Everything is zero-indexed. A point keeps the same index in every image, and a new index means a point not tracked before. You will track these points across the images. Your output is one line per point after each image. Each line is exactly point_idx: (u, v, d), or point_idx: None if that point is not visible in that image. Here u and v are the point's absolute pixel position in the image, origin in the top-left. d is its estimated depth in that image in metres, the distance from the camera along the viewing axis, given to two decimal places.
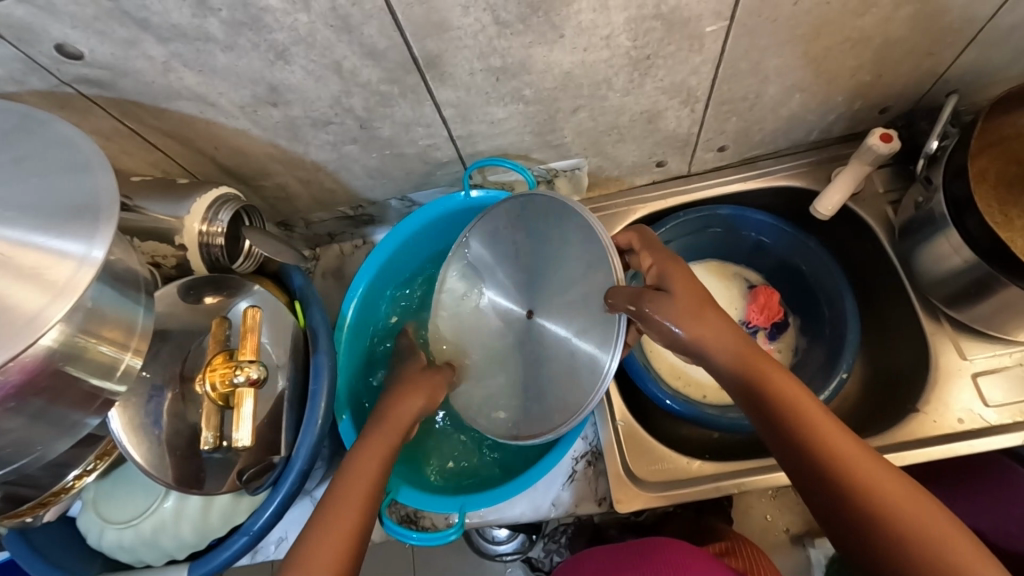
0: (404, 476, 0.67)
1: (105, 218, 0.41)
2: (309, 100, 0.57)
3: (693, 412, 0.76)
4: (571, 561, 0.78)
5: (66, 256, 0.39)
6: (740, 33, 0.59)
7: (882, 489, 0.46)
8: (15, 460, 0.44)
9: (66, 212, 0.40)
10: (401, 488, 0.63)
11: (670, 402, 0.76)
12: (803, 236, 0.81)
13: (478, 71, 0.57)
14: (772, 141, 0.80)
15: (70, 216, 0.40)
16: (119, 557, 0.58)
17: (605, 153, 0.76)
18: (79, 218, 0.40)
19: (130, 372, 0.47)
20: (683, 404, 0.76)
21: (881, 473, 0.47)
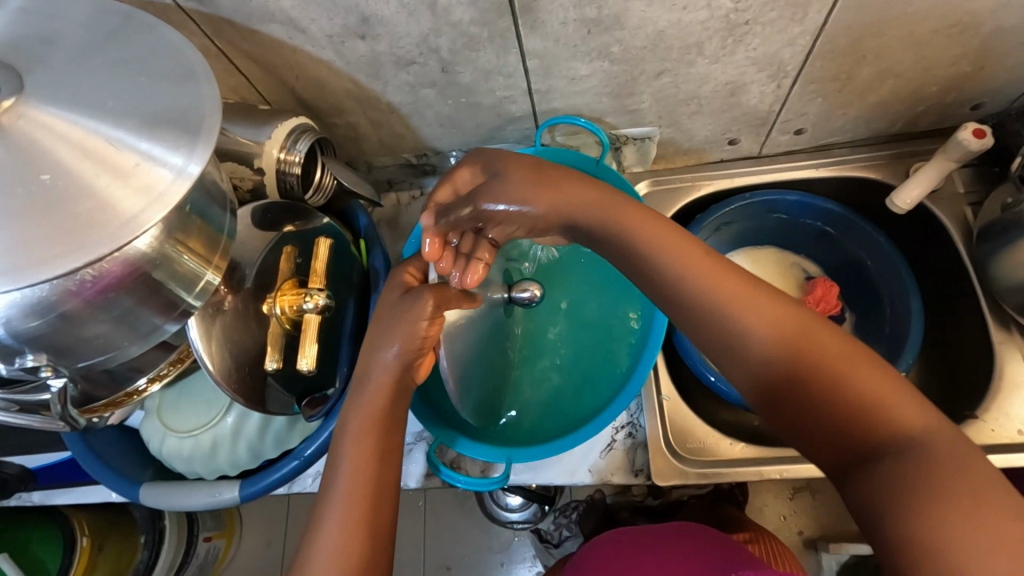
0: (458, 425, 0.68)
1: (206, 135, 0.41)
2: (397, 36, 0.56)
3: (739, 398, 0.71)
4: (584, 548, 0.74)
5: (169, 162, 0.40)
6: (850, 5, 0.56)
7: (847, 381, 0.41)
8: (94, 356, 0.44)
9: (171, 122, 0.40)
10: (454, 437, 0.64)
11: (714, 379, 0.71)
12: (872, 229, 0.78)
13: (570, 21, 0.56)
14: (852, 129, 0.77)
15: (175, 126, 0.40)
16: (171, 465, 0.60)
17: (679, 124, 0.74)
18: (182, 130, 0.40)
19: (208, 289, 0.48)
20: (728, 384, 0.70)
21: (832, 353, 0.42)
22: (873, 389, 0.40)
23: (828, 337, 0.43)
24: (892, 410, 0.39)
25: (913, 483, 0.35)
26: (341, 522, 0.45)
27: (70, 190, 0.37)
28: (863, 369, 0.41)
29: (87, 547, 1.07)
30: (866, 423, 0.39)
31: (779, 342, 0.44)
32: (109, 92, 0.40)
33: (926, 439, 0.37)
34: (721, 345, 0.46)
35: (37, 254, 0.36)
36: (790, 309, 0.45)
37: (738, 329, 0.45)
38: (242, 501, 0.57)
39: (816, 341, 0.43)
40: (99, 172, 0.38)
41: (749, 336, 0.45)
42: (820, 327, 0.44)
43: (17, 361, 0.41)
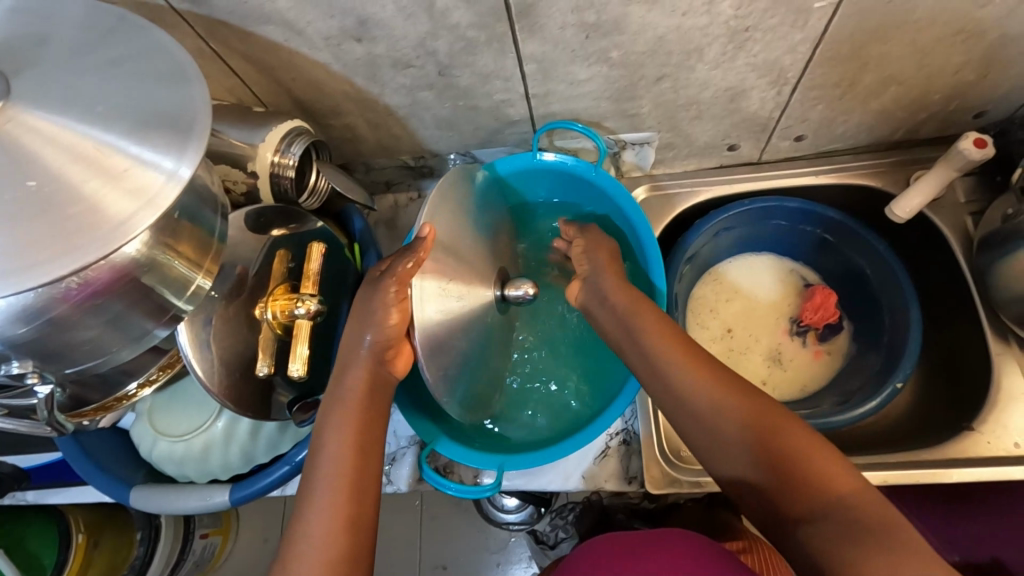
0: (445, 428, 0.67)
1: (197, 137, 0.40)
2: (394, 39, 0.56)
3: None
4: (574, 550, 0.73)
5: (160, 167, 0.39)
6: (852, 13, 0.56)
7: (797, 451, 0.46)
8: (84, 360, 0.44)
9: (162, 125, 0.40)
10: (439, 439, 0.64)
11: None
12: (871, 237, 0.78)
13: (569, 26, 0.55)
14: (853, 136, 0.77)
15: (166, 129, 0.40)
16: (163, 469, 0.59)
17: (678, 129, 0.74)
18: (172, 133, 0.40)
19: (200, 293, 0.48)
20: None
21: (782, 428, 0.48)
22: (816, 461, 0.46)
23: (773, 412, 0.49)
24: (831, 480, 0.44)
25: (855, 536, 0.41)
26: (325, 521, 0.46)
27: (58, 195, 0.37)
28: (807, 445, 0.47)
29: (81, 544, 1.07)
30: (809, 488, 0.45)
31: (734, 417, 0.50)
32: (98, 94, 0.40)
33: (859, 503, 0.43)
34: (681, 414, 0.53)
35: (23, 260, 0.35)
36: (741, 386, 0.52)
37: (707, 403, 0.51)
38: (233, 505, 0.57)
39: (764, 417, 0.49)
40: (88, 176, 0.38)
41: (708, 413, 0.51)
42: (767, 406, 0.50)
43: (4, 366, 0.41)
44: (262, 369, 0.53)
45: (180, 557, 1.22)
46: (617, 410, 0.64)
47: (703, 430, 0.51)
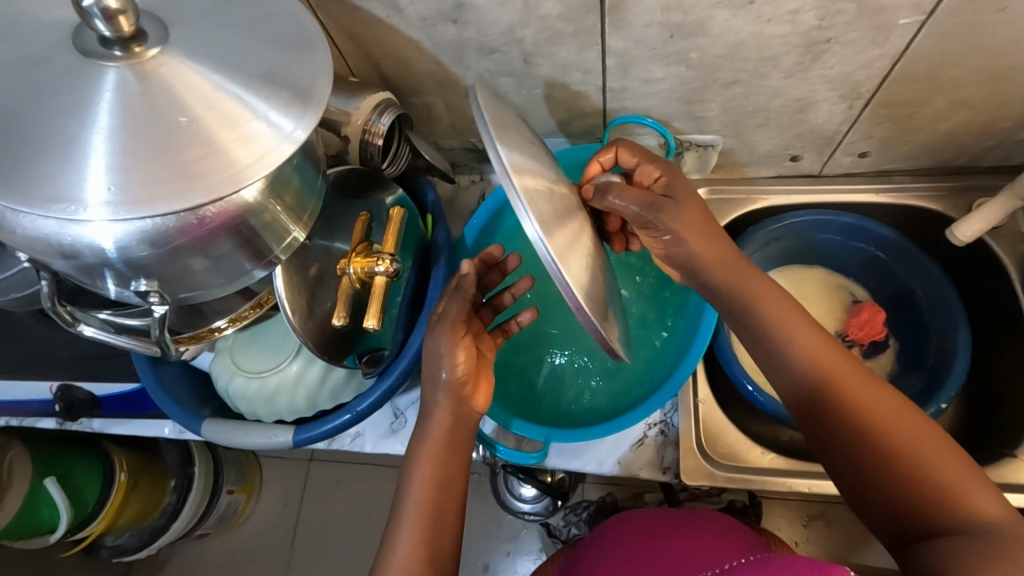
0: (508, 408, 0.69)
1: (318, 102, 0.44)
2: (486, 24, 0.59)
3: (776, 408, 0.71)
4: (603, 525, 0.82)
5: (281, 124, 0.43)
6: (933, 32, 0.57)
7: (924, 460, 0.45)
8: (189, 290, 0.48)
9: (289, 88, 0.44)
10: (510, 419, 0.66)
11: (752, 389, 0.72)
12: (925, 259, 0.78)
13: (654, 24, 0.58)
14: (917, 156, 0.78)
15: (291, 91, 0.44)
16: (234, 404, 0.64)
17: (743, 135, 0.76)
18: (296, 94, 0.44)
19: (293, 245, 0.52)
20: (766, 396, 0.72)
21: (909, 427, 0.47)
22: (954, 481, 0.44)
23: (920, 425, 0.47)
24: (957, 487, 0.44)
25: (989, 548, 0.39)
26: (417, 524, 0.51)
27: (195, 137, 0.41)
28: (934, 452, 0.46)
29: (123, 483, 1.12)
30: (932, 495, 0.44)
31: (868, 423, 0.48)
32: (237, 53, 0.44)
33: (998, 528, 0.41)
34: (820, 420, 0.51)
35: (159, 190, 0.39)
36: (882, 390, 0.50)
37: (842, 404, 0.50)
38: (293, 445, 0.61)
39: (910, 432, 0.47)
40: (221, 125, 0.41)
41: (844, 406, 0.49)
42: (916, 421, 0.47)
43: (132, 284, 0.45)
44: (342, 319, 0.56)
45: (206, 509, 1.29)
46: (656, 403, 0.66)
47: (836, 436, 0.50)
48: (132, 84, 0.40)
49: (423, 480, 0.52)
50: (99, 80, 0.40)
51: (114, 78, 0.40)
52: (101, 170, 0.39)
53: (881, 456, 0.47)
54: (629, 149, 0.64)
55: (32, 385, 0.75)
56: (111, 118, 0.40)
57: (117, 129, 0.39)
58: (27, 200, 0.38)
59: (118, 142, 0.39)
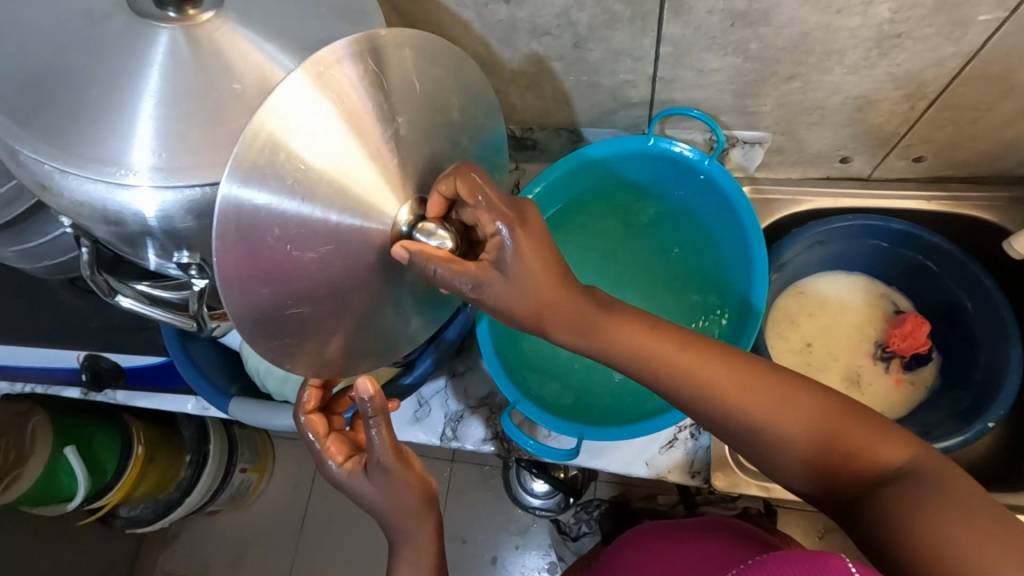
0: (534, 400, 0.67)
1: None
2: (541, 4, 0.57)
3: None
4: (624, 535, 0.80)
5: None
6: (1014, 30, 0.54)
7: (839, 431, 0.46)
8: (226, 266, 0.47)
9: None
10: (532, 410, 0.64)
11: None
12: (979, 271, 0.75)
13: (717, 11, 0.55)
14: (976, 163, 0.74)
15: None
16: (262, 384, 0.63)
17: (794, 133, 0.73)
18: None
19: None
20: None
21: (808, 406, 0.48)
22: (861, 438, 0.46)
23: (817, 399, 0.48)
24: (876, 448, 0.46)
25: (927, 502, 0.41)
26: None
27: (246, 107, 0.39)
28: (845, 420, 0.47)
29: (141, 455, 1.12)
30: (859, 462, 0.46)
31: (786, 426, 0.48)
32: (292, 24, 0.42)
33: (913, 468, 0.44)
34: (743, 442, 0.50)
35: (209, 160, 0.38)
36: (777, 385, 0.49)
37: (760, 422, 0.48)
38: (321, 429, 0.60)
39: (814, 407, 0.47)
40: (273, 95, 0.40)
41: (757, 422, 0.48)
42: (809, 393, 0.48)
43: (174, 255, 0.44)
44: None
45: (220, 485, 1.30)
46: None
47: (769, 450, 0.49)
48: (184, 47, 0.39)
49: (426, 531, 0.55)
50: (151, 40, 0.39)
51: (166, 40, 0.39)
52: (149, 135, 0.38)
53: (807, 450, 0.47)
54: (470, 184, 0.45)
55: (60, 353, 0.75)
56: (162, 81, 0.38)
57: (167, 93, 0.38)
58: (77, 162, 0.37)
59: (168, 107, 0.38)
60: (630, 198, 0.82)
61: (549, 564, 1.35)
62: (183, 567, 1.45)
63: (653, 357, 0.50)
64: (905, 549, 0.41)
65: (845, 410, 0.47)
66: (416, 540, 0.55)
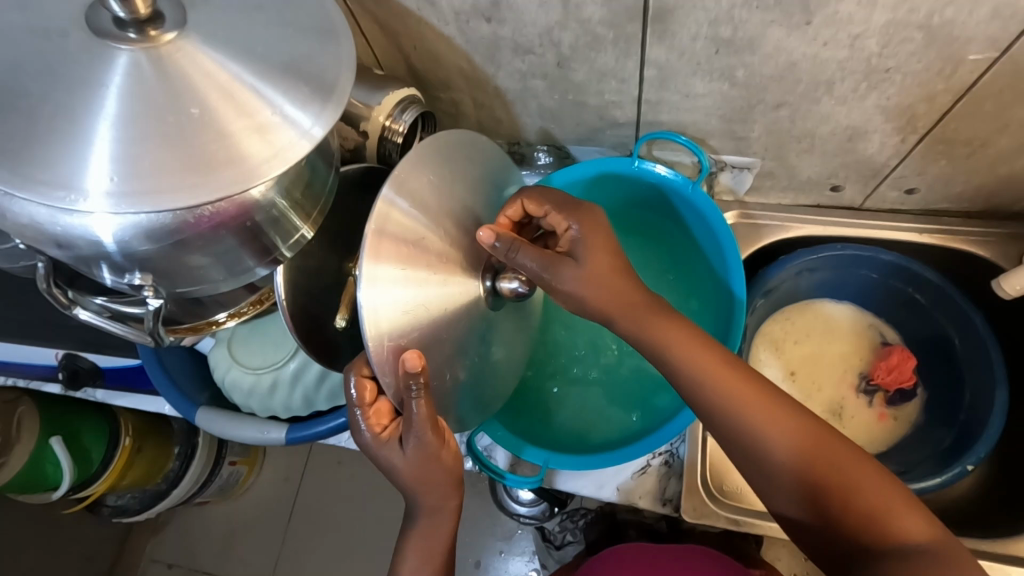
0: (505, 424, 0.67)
1: (337, 98, 0.42)
2: (522, 24, 0.56)
3: None
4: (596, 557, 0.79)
5: (299, 121, 0.40)
6: (1006, 69, 0.52)
7: (859, 488, 0.45)
8: (187, 285, 0.46)
9: (310, 81, 0.41)
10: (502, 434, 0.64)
11: None
12: (970, 308, 0.73)
13: (701, 38, 0.54)
14: (970, 197, 0.73)
15: (312, 85, 0.41)
16: (230, 395, 0.63)
17: (784, 160, 0.71)
18: (317, 89, 0.41)
19: (300, 242, 0.50)
20: None
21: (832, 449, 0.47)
22: (882, 496, 0.45)
23: (842, 448, 0.47)
24: (891, 510, 0.44)
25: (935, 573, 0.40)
26: (417, 564, 0.52)
27: (207, 129, 0.38)
28: (866, 474, 0.46)
29: (127, 447, 1.12)
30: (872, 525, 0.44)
31: (806, 466, 0.47)
32: (256, 41, 0.41)
33: (929, 547, 0.42)
34: (754, 466, 0.49)
35: (167, 184, 0.37)
36: (805, 423, 0.49)
37: (773, 452, 0.48)
38: (286, 443, 0.60)
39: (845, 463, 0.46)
40: (234, 117, 0.39)
41: (779, 453, 0.48)
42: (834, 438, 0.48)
43: (126, 276, 0.43)
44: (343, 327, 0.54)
45: (208, 478, 1.31)
46: (667, 433, 0.63)
47: (776, 480, 0.48)
48: (145, 69, 0.38)
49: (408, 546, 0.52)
50: (110, 61, 0.38)
51: (126, 60, 0.38)
52: (106, 159, 0.37)
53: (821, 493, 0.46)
54: (535, 199, 0.58)
55: (39, 350, 0.75)
56: (119, 103, 0.38)
57: (124, 114, 0.38)
58: (27, 184, 0.36)
59: (125, 129, 0.37)
60: (621, 219, 0.80)
61: (532, 571, 1.35)
62: (170, 556, 1.45)
63: (685, 364, 0.51)
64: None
65: (868, 468, 0.46)
66: (435, 517, 0.52)
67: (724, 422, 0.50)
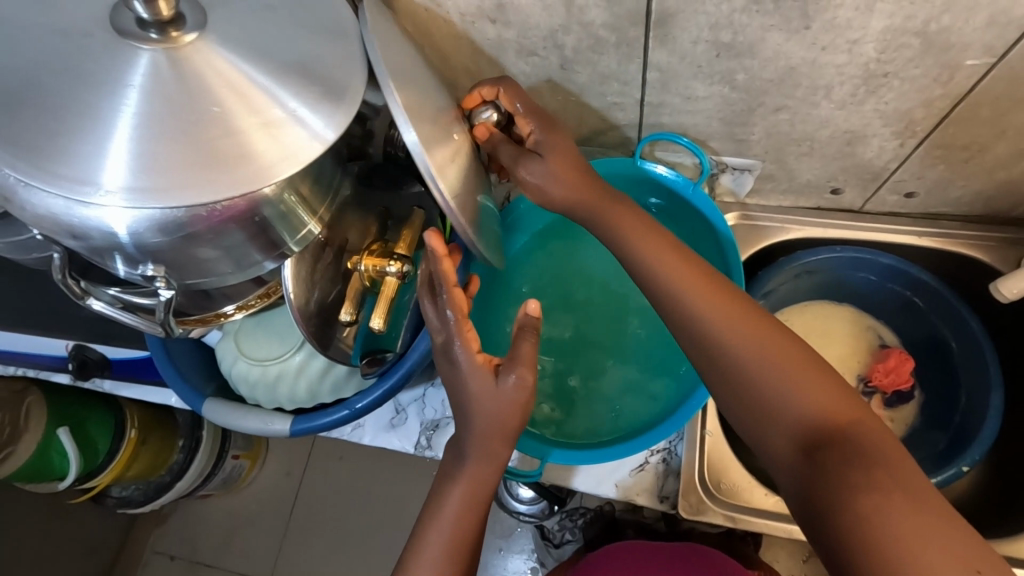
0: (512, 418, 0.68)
1: (347, 100, 0.43)
2: (526, 26, 0.57)
3: None
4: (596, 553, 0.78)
5: (310, 122, 0.42)
6: (1002, 75, 0.53)
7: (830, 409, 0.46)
8: (198, 276, 0.48)
9: (322, 83, 0.43)
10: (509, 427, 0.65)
11: None
12: (968, 313, 0.74)
13: (702, 41, 0.55)
14: (969, 202, 0.73)
15: (324, 87, 0.42)
16: (236, 387, 0.64)
17: (784, 163, 0.72)
18: (328, 91, 0.43)
19: (308, 237, 0.51)
20: None
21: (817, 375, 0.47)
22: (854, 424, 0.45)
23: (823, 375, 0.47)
24: (859, 434, 0.44)
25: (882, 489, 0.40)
26: (461, 504, 0.53)
27: (221, 128, 0.40)
28: (841, 400, 0.46)
29: (133, 439, 1.13)
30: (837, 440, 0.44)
31: (797, 387, 0.47)
32: (272, 43, 0.43)
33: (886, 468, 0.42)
34: (734, 379, 0.50)
35: (181, 181, 0.38)
36: (793, 345, 0.49)
37: (759, 370, 0.49)
38: (290, 435, 0.61)
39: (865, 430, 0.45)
40: (249, 116, 0.40)
41: (763, 367, 0.49)
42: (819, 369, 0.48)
43: (139, 268, 0.45)
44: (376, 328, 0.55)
45: (212, 471, 1.32)
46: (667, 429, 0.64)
47: (752, 390, 0.49)
48: (163, 68, 0.40)
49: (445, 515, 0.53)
50: (131, 60, 0.40)
51: (146, 60, 0.40)
52: (123, 156, 0.38)
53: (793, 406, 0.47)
54: (511, 91, 0.59)
55: (48, 341, 0.77)
56: (138, 100, 0.39)
57: (142, 112, 0.39)
58: (49, 178, 0.38)
59: (144, 127, 0.39)
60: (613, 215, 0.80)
61: (532, 568, 1.36)
62: (174, 548, 1.47)
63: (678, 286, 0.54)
64: (863, 550, 0.39)
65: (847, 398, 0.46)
66: (490, 458, 0.54)
67: (709, 331, 0.52)
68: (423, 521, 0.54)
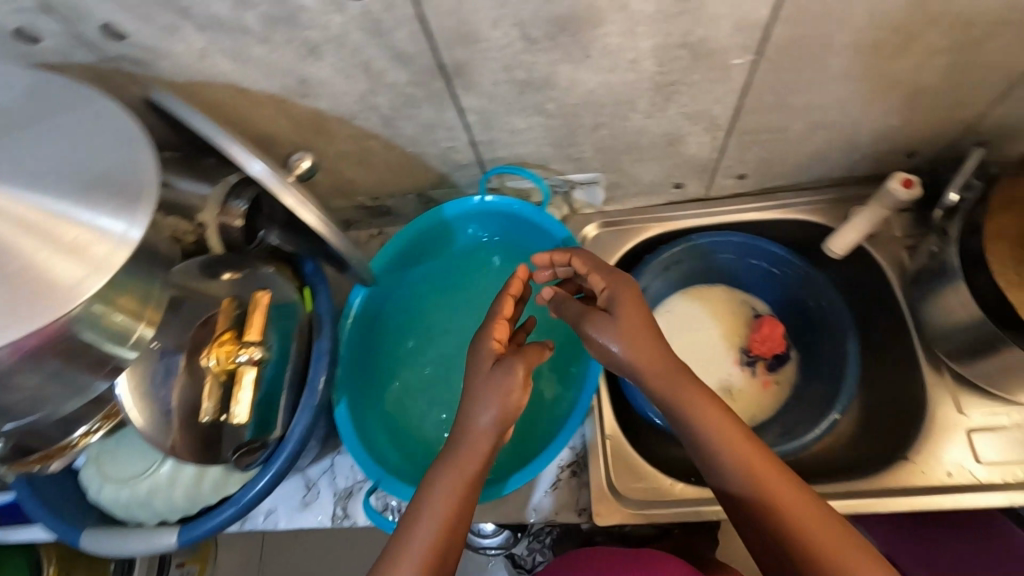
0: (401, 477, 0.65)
1: (146, 198, 0.42)
2: (336, 95, 0.59)
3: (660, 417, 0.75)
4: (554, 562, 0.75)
5: (113, 229, 0.41)
6: (769, 67, 0.58)
7: (803, 518, 0.50)
8: (29, 412, 0.47)
9: (115, 189, 0.42)
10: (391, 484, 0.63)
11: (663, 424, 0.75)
12: (814, 273, 0.81)
13: (502, 82, 0.58)
14: (793, 173, 0.80)
15: (119, 192, 0.42)
16: (115, 513, 0.63)
17: (623, 170, 0.77)
18: (124, 194, 0.42)
19: (142, 341, 0.48)
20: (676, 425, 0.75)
21: (793, 486, 0.52)
22: (808, 516, 0.50)
23: (795, 480, 0.52)
24: (827, 541, 0.49)
25: None
26: (444, 506, 0.52)
27: (11, 265, 0.39)
28: (804, 506, 0.51)
29: None
30: (804, 540, 0.49)
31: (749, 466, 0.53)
32: (54, 167, 0.42)
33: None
34: (710, 464, 0.55)
35: None
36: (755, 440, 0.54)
37: (708, 434, 0.54)
38: (180, 546, 0.59)
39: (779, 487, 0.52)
40: (42, 244, 0.40)
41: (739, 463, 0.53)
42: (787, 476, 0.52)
43: None
44: (238, 422, 0.56)
45: None
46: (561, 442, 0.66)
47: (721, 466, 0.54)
48: None
49: (432, 518, 0.52)
50: None
51: None
52: None
53: (773, 503, 0.51)
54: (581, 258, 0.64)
55: None
56: None
57: None
58: None
59: None
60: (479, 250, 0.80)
61: None
62: None
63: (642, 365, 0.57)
64: None
65: (811, 504, 0.51)
66: (460, 469, 0.54)
67: (677, 413, 0.56)
68: (396, 539, 0.51)
